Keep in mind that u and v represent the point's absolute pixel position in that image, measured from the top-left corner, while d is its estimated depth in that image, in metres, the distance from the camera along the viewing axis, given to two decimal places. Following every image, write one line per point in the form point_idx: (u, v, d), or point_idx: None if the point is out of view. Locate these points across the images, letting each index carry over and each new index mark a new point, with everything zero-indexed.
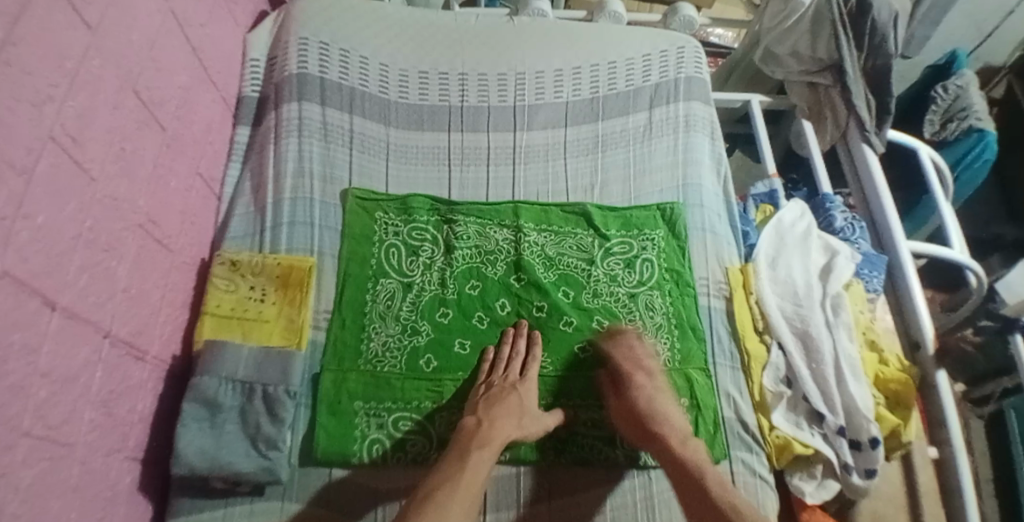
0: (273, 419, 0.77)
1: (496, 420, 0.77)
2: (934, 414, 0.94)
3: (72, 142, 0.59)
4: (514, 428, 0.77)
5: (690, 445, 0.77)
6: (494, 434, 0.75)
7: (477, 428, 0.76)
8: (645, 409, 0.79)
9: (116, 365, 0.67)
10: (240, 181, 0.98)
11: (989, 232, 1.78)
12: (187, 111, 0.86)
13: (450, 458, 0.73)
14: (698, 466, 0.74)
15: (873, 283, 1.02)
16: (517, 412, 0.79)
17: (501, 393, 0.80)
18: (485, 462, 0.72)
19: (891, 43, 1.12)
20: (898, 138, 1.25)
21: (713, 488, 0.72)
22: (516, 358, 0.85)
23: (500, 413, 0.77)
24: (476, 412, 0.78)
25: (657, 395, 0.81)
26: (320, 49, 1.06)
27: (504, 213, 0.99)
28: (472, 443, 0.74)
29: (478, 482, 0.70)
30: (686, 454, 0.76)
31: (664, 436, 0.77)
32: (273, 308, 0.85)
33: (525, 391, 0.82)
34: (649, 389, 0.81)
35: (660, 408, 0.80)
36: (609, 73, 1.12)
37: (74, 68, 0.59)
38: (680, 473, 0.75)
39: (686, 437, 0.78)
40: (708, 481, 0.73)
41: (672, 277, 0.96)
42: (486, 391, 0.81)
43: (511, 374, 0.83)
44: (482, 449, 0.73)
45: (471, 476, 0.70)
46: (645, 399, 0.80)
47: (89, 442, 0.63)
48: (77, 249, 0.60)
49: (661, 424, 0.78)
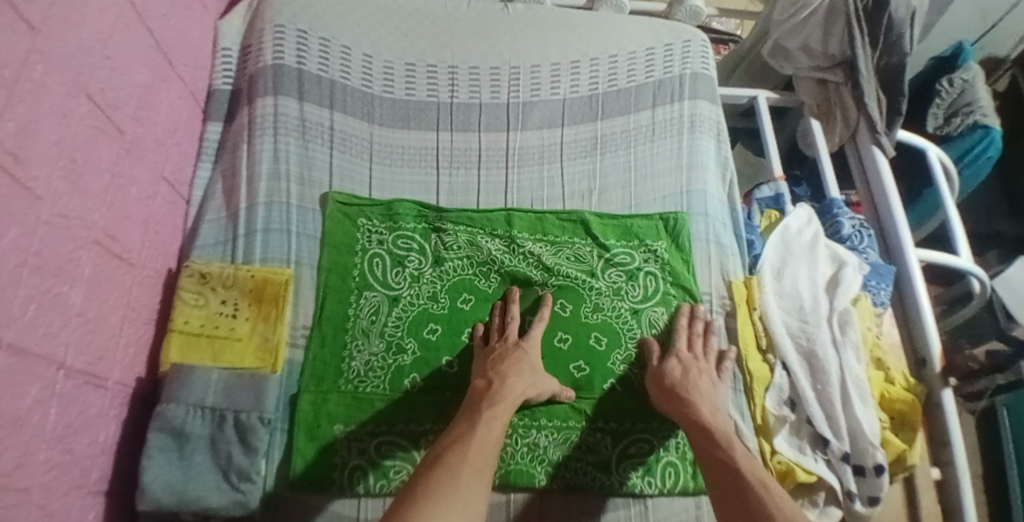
0: (246, 449, 0.73)
1: (508, 379, 0.75)
2: (936, 433, 0.89)
3: (12, 160, 0.52)
4: (524, 387, 0.75)
5: (719, 418, 0.76)
6: (507, 391, 0.73)
7: (488, 388, 0.74)
8: (679, 379, 0.80)
9: (73, 397, 0.61)
10: (211, 184, 0.91)
11: (991, 230, 1.71)
12: (149, 111, 0.78)
13: (461, 420, 0.71)
14: (727, 439, 0.73)
15: (881, 296, 0.96)
16: (527, 368, 0.77)
17: (504, 354, 0.79)
18: (498, 421, 0.70)
19: (907, 41, 1.06)
20: (910, 139, 1.17)
21: (741, 462, 0.69)
22: (509, 322, 0.83)
23: (511, 371, 0.76)
24: (485, 373, 0.77)
25: (693, 370, 0.81)
26: (297, 38, 0.97)
27: (496, 221, 0.93)
28: (483, 402, 0.72)
29: (491, 440, 0.68)
30: (713, 424, 0.74)
31: (695, 405, 0.76)
32: (246, 325, 0.79)
33: (528, 348, 0.80)
34: (687, 363, 0.82)
35: (694, 380, 0.80)
36: (610, 67, 1.05)
37: (12, 77, 0.52)
38: (706, 440, 0.73)
39: (716, 410, 0.77)
40: (736, 455, 0.70)
41: (675, 290, 0.92)
42: (489, 353, 0.80)
43: (511, 337, 0.82)
44: (493, 408, 0.71)
45: (483, 434, 0.68)
46: (681, 370, 0.81)
47: (46, 484, 0.57)
48: (20, 279, 0.53)
49: (694, 394, 0.78)
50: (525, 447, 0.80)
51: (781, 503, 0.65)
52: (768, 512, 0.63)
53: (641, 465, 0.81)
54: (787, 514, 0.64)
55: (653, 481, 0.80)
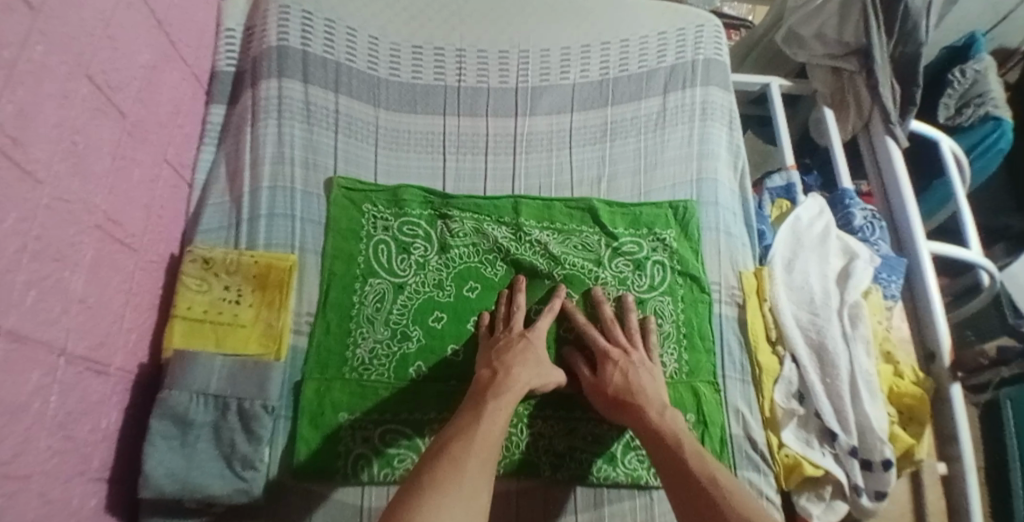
0: (249, 436, 0.72)
1: (512, 370, 0.74)
2: (943, 429, 0.89)
3: (12, 142, 0.50)
4: (530, 377, 0.74)
5: (669, 417, 0.73)
6: (511, 383, 0.72)
7: (492, 378, 0.73)
8: (621, 384, 0.76)
9: (75, 383, 0.60)
10: (214, 167, 0.90)
11: (998, 224, 1.65)
12: (150, 93, 0.76)
13: (466, 411, 0.70)
14: (676, 438, 0.70)
15: (892, 289, 0.95)
16: (532, 360, 0.76)
17: (508, 344, 0.78)
18: (503, 412, 0.69)
19: (924, 29, 1.02)
20: (922, 128, 1.14)
21: (690, 460, 0.67)
22: (515, 312, 0.82)
23: (514, 361, 0.75)
24: (490, 364, 0.76)
25: (634, 370, 0.78)
26: (303, 18, 0.95)
27: (503, 208, 0.92)
28: (488, 392, 0.71)
29: (495, 432, 0.67)
30: (664, 427, 0.72)
31: (642, 408, 0.74)
32: (250, 311, 0.78)
33: (534, 339, 0.79)
34: (624, 365, 0.78)
35: (636, 381, 0.76)
36: (621, 52, 1.02)
37: (13, 58, 0.50)
38: (658, 446, 0.71)
39: (665, 408, 0.74)
40: (687, 456, 0.68)
41: (685, 281, 0.90)
42: (494, 344, 0.79)
43: (515, 327, 0.81)
44: (498, 399, 0.70)
45: (488, 425, 0.67)
46: (621, 375, 0.77)
47: (46, 472, 0.56)
48: (21, 265, 0.52)
49: (640, 397, 0.75)
50: (530, 437, 0.80)
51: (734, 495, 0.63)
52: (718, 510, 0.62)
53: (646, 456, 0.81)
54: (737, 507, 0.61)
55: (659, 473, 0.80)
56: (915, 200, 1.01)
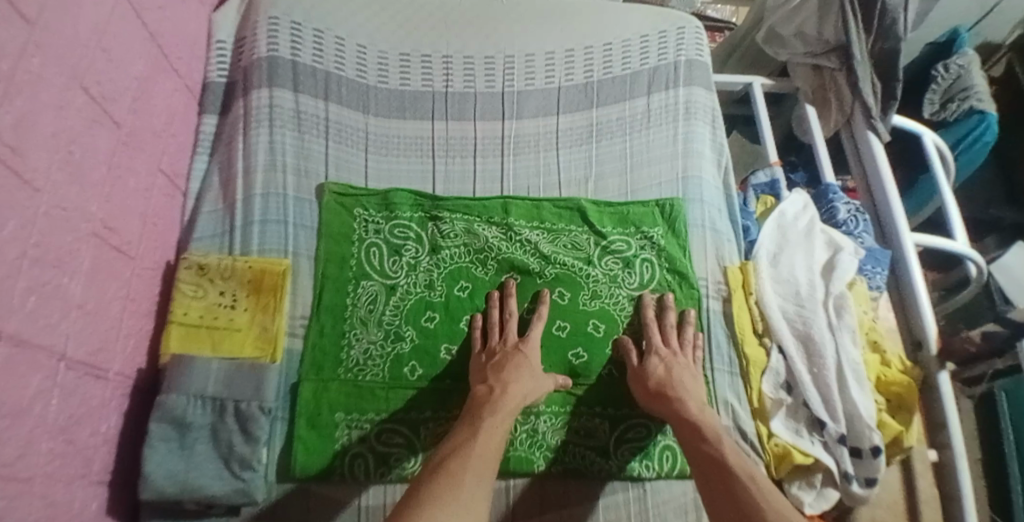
0: (247, 437, 0.73)
1: (509, 387, 0.75)
2: (933, 416, 0.89)
3: (11, 152, 0.52)
4: (525, 396, 0.75)
5: (707, 413, 0.76)
6: (507, 401, 0.73)
7: (489, 395, 0.74)
8: (663, 377, 0.79)
9: (75, 388, 0.61)
10: (207, 176, 0.91)
11: (987, 216, 1.70)
12: (144, 104, 0.78)
13: (462, 427, 0.71)
14: (715, 433, 0.73)
15: (877, 280, 0.96)
16: (527, 375, 0.77)
17: (504, 360, 0.79)
18: (499, 429, 0.70)
19: (902, 25, 1.04)
20: (904, 124, 1.17)
21: (730, 456, 0.70)
22: (507, 321, 0.84)
23: (512, 378, 0.76)
24: (487, 380, 0.76)
25: (677, 367, 0.81)
26: (292, 29, 0.97)
27: (492, 209, 0.94)
28: (485, 409, 0.72)
29: (490, 450, 0.68)
30: (701, 419, 0.75)
31: (683, 400, 0.76)
32: (246, 315, 0.79)
33: (528, 352, 0.80)
34: (669, 360, 0.81)
35: (678, 377, 0.79)
36: (604, 56, 1.04)
37: (10, 69, 0.52)
38: (693, 438, 0.73)
39: (703, 405, 0.77)
40: (726, 450, 0.71)
41: (673, 276, 0.93)
42: (488, 361, 0.79)
43: (510, 339, 0.82)
44: (494, 416, 0.71)
45: (484, 442, 0.68)
46: (664, 368, 0.80)
47: (48, 473, 0.57)
48: (21, 270, 0.53)
49: (681, 391, 0.77)
50: (525, 433, 0.81)
51: (767, 496, 0.66)
52: (758, 507, 0.64)
53: (638, 448, 0.82)
54: (772, 503, 0.65)
55: (651, 465, 0.81)
56: (898, 195, 1.03)
